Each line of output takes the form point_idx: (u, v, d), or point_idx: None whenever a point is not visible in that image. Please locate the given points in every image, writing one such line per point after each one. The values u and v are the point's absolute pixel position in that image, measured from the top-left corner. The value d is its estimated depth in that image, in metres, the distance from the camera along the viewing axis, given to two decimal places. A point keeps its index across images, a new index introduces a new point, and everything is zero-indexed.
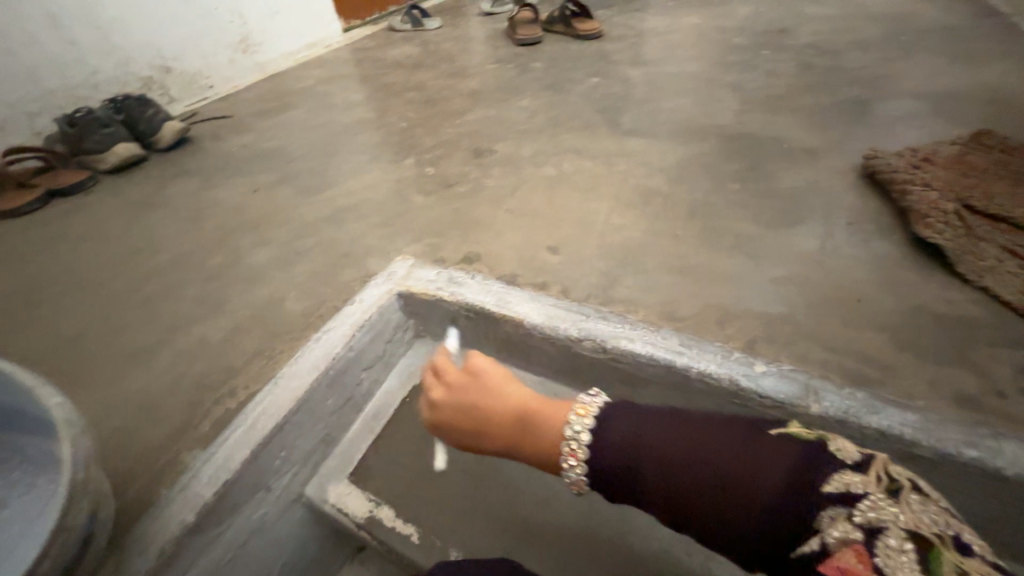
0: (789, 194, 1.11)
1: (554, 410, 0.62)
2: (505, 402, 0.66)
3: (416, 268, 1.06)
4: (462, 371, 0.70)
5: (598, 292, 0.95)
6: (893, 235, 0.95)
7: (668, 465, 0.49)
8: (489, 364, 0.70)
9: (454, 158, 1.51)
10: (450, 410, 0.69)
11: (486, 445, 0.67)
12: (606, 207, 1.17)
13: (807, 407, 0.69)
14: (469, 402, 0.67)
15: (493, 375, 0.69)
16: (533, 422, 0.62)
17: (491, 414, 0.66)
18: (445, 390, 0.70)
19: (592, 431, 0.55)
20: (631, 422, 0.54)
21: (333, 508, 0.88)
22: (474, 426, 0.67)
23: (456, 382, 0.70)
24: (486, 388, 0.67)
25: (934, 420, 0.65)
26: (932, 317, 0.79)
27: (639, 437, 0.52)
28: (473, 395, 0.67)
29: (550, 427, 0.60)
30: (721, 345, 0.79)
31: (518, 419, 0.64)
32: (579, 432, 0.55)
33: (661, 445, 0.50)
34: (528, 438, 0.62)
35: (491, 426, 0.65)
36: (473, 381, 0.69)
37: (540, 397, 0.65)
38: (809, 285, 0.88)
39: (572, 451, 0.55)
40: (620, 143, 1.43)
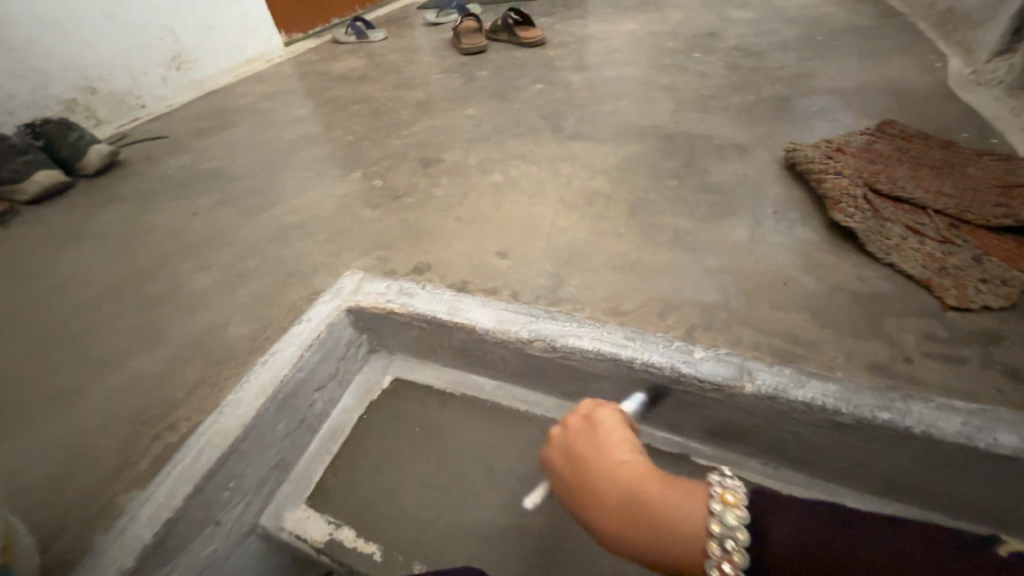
0: (720, 188, 1.18)
1: (691, 499, 0.49)
2: (623, 473, 0.55)
3: (366, 282, 1.05)
4: (574, 430, 0.63)
5: (546, 293, 0.97)
6: (813, 221, 1.03)
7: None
8: (608, 427, 0.61)
9: (401, 169, 1.51)
10: (561, 469, 0.61)
11: (594, 520, 0.55)
12: (552, 210, 1.20)
13: (742, 386, 0.73)
14: (582, 467, 0.59)
15: (612, 440, 0.60)
16: (659, 505, 0.51)
17: (604, 486, 0.56)
18: (557, 452, 0.62)
19: (754, 538, 0.42)
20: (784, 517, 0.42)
21: (291, 535, 0.87)
22: (586, 495, 0.57)
23: (570, 444, 0.62)
24: (607, 455, 0.58)
25: (852, 389, 0.70)
26: (847, 294, 0.86)
27: (810, 536, 0.39)
28: (587, 456, 0.59)
29: (683, 516, 0.49)
30: (662, 335, 0.83)
31: (639, 494, 0.53)
32: (725, 524, 0.44)
33: (835, 546, 0.38)
34: (651, 523, 0.50)
35: (606, 501, 0.54)
36: (588, 444, 0.60)
37: (668, 473, 0.54)
38: (740, 273, 0.93)
39: (721, 550, 0.43)
40: (564, 147, 1.47)
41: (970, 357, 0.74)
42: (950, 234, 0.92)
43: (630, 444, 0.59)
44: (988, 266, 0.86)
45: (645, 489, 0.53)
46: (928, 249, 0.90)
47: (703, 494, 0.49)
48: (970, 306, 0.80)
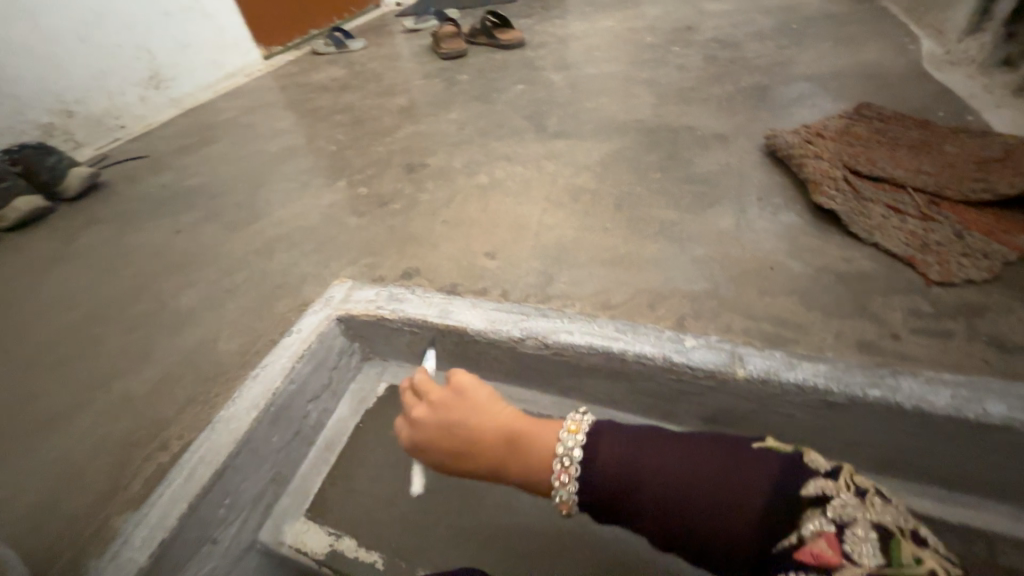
0: (704, 178, 1.19)
1: (544, 430, 0.62)
2: (487, 429, 0.64)
3: (355, 290, 1.04)
4: (440, 397, 0.68)
5: (536, 291, 0.97)
6: (796, 205, 1.04)
7: (667, 491, 0.52)
8: (474, 387, 0.68)
9: (386, 176, 1.50)
10: (433, 439, 0.66)
11: (472, 467, 0.65)
12: (538, 209, 1.20)
13: (733, 372, 0.74)
14: (454, 433, 0.65)
15: (478, 397, 0.67)
16: (525, 443, 0.61)
17: (477, 444, 0.64)
18: (427, 415, 0.68)
19: (591, 454, 0.56)
20: (618, 443, 0.56)
21: (291, 549, 0.85)
22: (460, 448, 0.65)
23: (440, 408, 0.67)
24: (475, 408, 0.66)
25: (842, 368, 0.71)
26: (832, 275, 0.86)
27: (631, 459, 0.54)
28: (457, 423, 0.65)
29: (543, 448, 0.60)
30: (653, 326, 0.83)
31: (503, 437, 0.63)
32: (571, 453, 0.57)
33: (661, 466, 0.53)
34: (516, 456, 0.62)
35: (477, 446, 0.64)
36: (457, 403, 0.67)
37: (521, 413, 0.65)
38: (727, 260, 0.94)
39: (568, 470, 0.56)
40: (548, 146, 1.48)
41: (957, 330, 0.75)
42: (930, 211, 0.94)
43: (487, 395, 0.68)
44: (969, 240, 0.87)
45: (509, 432, 0.63)
46: (910, 227, 0.91)
47: (554, 422, 0.63)
48: (953, 280, 0.81)
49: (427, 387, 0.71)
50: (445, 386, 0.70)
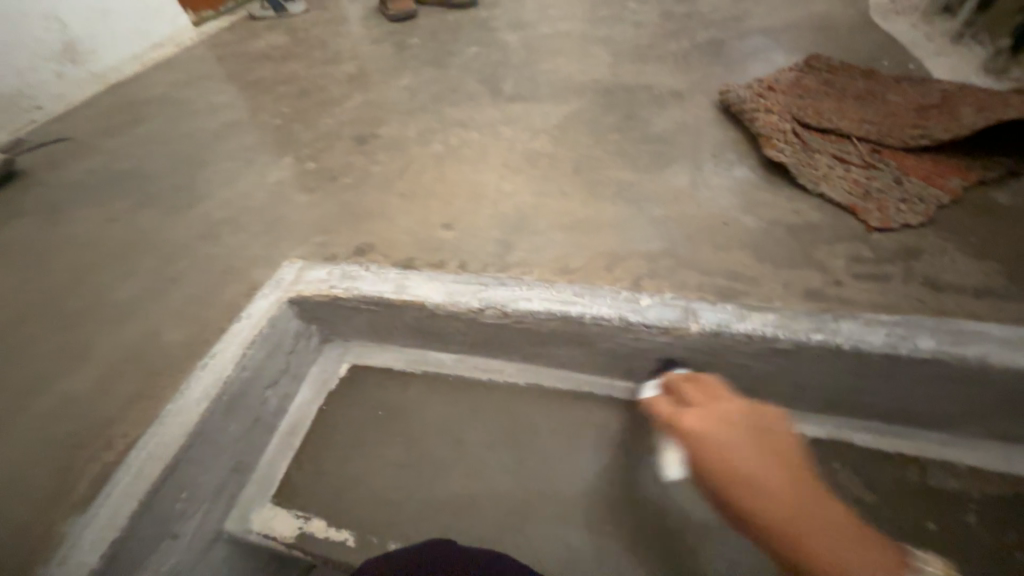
0: (661, 137, 1.18)
1: (864, 542, 0.47)
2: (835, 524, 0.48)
3: (307, 270, 1.00)
4: (708, 421, 0.59)
5: (495, 260, 0.95)
6: (748, 160, 1.05)
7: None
8: (744, 438, 0.55)
9: (336, 150, 1.42)
10: (699, 449, 0.57)
11: (761, 515, 0.50)
12: (496, 176, 1.17)
13: (688, 327, 0.75)
14: (728, 464, 0.54)
15: (740, 450, 0.55)
16: (812, 521, 0.48)
17: (797, 508, 0.49)
18: (721, 435, 0.56)
19: None
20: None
21: (260, 536, 0.85)
22: (715, 475, 0.54)
23: (710, 431, 0.57)
24: (778, 466, 0.53)
25: (789, 316, 0.73)
26: (782, 227, 0.88)
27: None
28: (741, 462, 0.53)
29: (852, 549, 0.46)
30: (611, 287, 0.83)
31: (794, 505, 0.49)
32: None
33: None
34: (789, 529, 0.48)
35: (792, 501, 0.50)
36: (733, 450, 0.55)
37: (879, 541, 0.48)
38: (682, 219, 0.94)
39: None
40: (504, 110, 1.43)
41: (894, 273, 0.78)
42: (873, 159, 0.96)
43: (796, 461, 0.54)
44: (907, 186, 0.90)
45: (800, 480, 0.52)
46: (854, 176, 0.93)
47: (899, 566, 0.45)
48: (891, 226, 0.84)
49: (680, 408, 0.63)
50: (718, 416, 0.59)
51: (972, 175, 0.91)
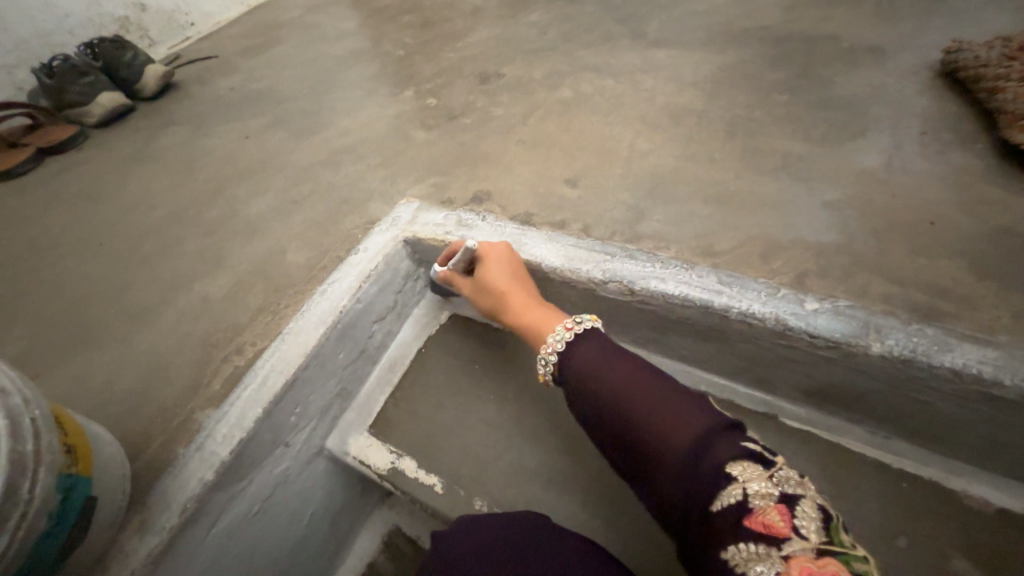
0: (844, 104, 0.96)
1: (550, 311, 0.69)
2: (527, 310, 0.70)
3: (422, 212, 0.97)
4: (487, 251, 0.78)
5: (623, 228, 0.85)
6: (974, 144, 0.81)
7: (612, 397, 0.54)
8: (500, 265, 0.76)
9: (458, 86, 1.36)
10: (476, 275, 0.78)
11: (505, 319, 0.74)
12: (631, 132, 1.04)
13: (866, 345, 0.61)
14: (489, 285, 0.76)
15: (501, 271, 0.76)
16: (530, 309, 0.70)
17: (512, 304, 0.72)
18: (493, 264, 0.77)
19: (586, 374, 0.57)
20: (598, 354, 0.59)
21: (356, 460, 0.89)
22: (488, 294, 0.76)
23: (490, 259, 0.77)
24: (513, 278, 0.75)
25: (1017, 356, 0.56)
26: (1016, 238, 0.68)
27: (602, 364, 0.57)
28: (486, 279, 0.76)
29: (545, 316, 0.68)
30: (765, 281, 0.70)
31: (523, 303, 0.71)
32: (560, 339, 0.62)
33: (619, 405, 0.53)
34: (517, 317, 0.71)
35: (518, 302, 0.72)
36: (499, 270, 0.76)
37: (550, 314, 0.68)
38: (870, 210, 0.76)
39: (548, 344, 0.63)
40: (646, 57, 1.25)
41: None
42: None
43: (531, 281, 0.77)
44: None
45: (531, 289, 0.75)
46: None
47: (560, 318, 0.67)
48: None
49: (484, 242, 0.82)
50: (499, 251, 0.78)
51: None
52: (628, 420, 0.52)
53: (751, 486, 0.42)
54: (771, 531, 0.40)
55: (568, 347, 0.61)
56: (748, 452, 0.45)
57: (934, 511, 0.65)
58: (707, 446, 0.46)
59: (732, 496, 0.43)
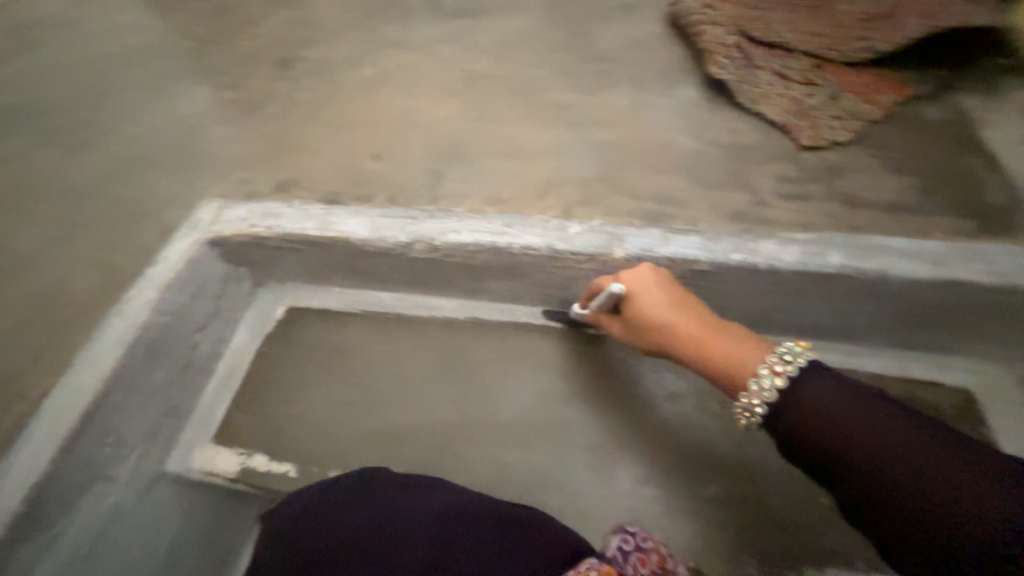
0: (607, 56, 1.09)
1: (745, 341, 0.59)
2: (703, 341, 0.61)
3: (226, 210, 0.94)
4: (634, 284, 0.68)
5: (425, 191, 0.90)
6: (692, 79, 1.00)
7: (856, 443, 0.45)
8: (659, 297, 0.66)
9: (257, 76, 1.27)
10: (630, 311, 0.68)
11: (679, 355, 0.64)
12: (429, 101, 1.07)
13: (612, 252, 0.75)
14: (653, 323, 0.66)
15: (663, 304, 0.65)
16: (718, 343, 0.60)
17: (683, 337, 0.63)
18: (652, 299, 0.66)
19: (811, 411, 0.49)
20: (838, 394, 0.49)
21: (203, 473, 0.86)
22: (653, 333, 0.66)
23: (641, 295, 0.67)
24: (679, 307, 0.65)
25: (711, 238, 0.74)
26: (718, 148, 0.85)
27: (841, 405, 0.48)
28: (647, 314, 0.66)
29: (742, 350, 0.58)
30: (541, 217, 0.82)
31: (703, 338, 0.61)
32: (767, 382, 0.52)
33: (876, 450, 0.44)
34: (693, 349, 0.62)
35: (696, 336, 0.62)
36: (660, 304, 0.65)
37: (744, 340, 0.59)
38: (626, 142, 0.90)
39: (754, 392, 0.53)
40: (443, 28, 1.27)
41: (817, 191, 0.77)
42: (814, 76, 0.91)
43: (697, 302, 0.66)
44: (842, 102, 0.86)
45: (706, 314, 0.64)
46: (792, 93, 0.89)
47: (761, 347, 0.57)
48: (819, 144, 0.82)
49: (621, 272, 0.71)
50: (645, 280, 0.68)
51: (907, 90, 0.86)
52: (883, 470, 0.43)
53: None
54: None
55: (784, 392, 0.51)
56: None
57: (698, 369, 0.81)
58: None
59: None
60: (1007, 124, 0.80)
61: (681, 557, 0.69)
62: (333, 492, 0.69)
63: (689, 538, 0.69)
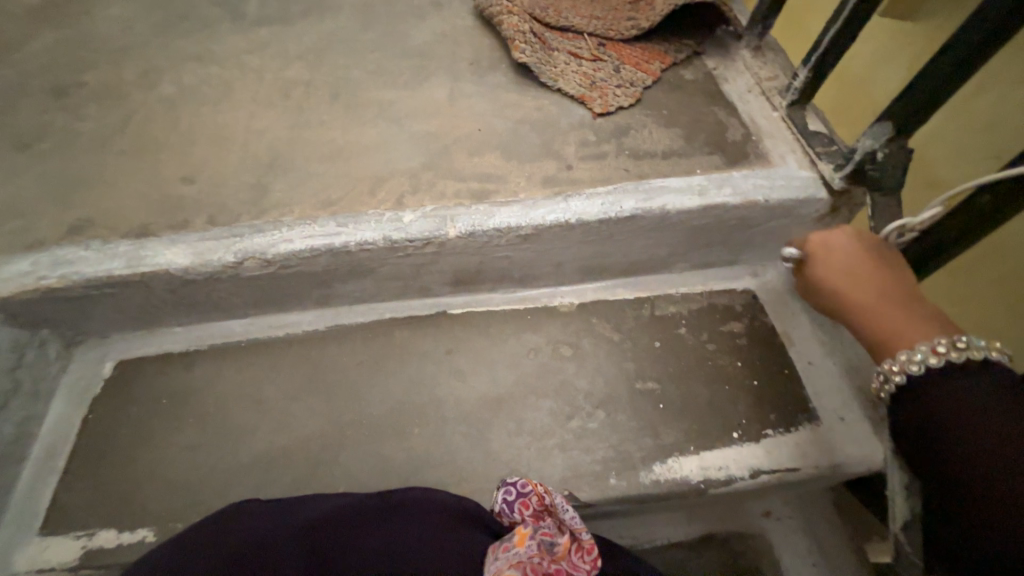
0: (422, 50, 1.12)
1: (929, 323, 0.56)
2: (875, 309, 0.60)
3: (1, 266, 0.79)
4: (828, 244, 0.68)
5: (248, 207, 0.85)
6: (502, 65, 1.07)
7: (953, 422, 0.46)
8: (854, 260, 0.65)
9: (22, 109, 1.02)
10: (811, 267, 0.68)
11: (845, 317, 0.63)
12: (241, 113, 1.00)
13: (446, 233, 0.80)
14: (830, 280, 0.65)
15: (851, 267, 0.65)
16: (893, 314, 0.58)
17: (853, 301, 0.62)
18: (835, 259, 0.66)
19: (937, 390, 0.49)
20: (982, 385, 0.47)
21: (32, 573, 0.73)
22: (826, 289, 0.66)
23: (832, 254, 0.67)
24: (867, 271, 0.64)
25: (531, 205, 0.82)
26: (527, 125, 0.94)
27: (973, 395, 0.47)
28: (827, 270, 0.66)
29: (915, 325, 0.56)
30: (374, 212, 0.83)
31: (880, 307, 0.60)
32: (916, 358, 0.51)
33: (971, 430, 0.45)
34: (860, 313, 0.61)
35: (869, 302, 0.61)
36: (843, 263, 0.65)
37: (925, 325, 0.56)
38: (445, 131, 0.95)
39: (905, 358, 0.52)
40: (249, 36, 1.15)
41: (609, 151, 0.89)
42: (599, 53, 1.04)
43: (898, 280, 0.62)
44: (624, 73, 1.00)
45: (897, 288, 0.61)
46: (584, 69, 1.01)
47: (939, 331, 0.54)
48: (610, 111, 0.95)
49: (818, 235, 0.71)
50: (840, 244, 0.67)
51: (669, 58, 1.03)
52: (962, 448, 0.45)
53: None
54: None
55: (932, 372, 0.50)
56: None
57: (550, 324, 0.90)
58: None
59: None
60: (738, 78, 1.01)
61: (556, 492, 0.73)
62: (223, 518, 0.61)
63: (561, 471, 0.77)
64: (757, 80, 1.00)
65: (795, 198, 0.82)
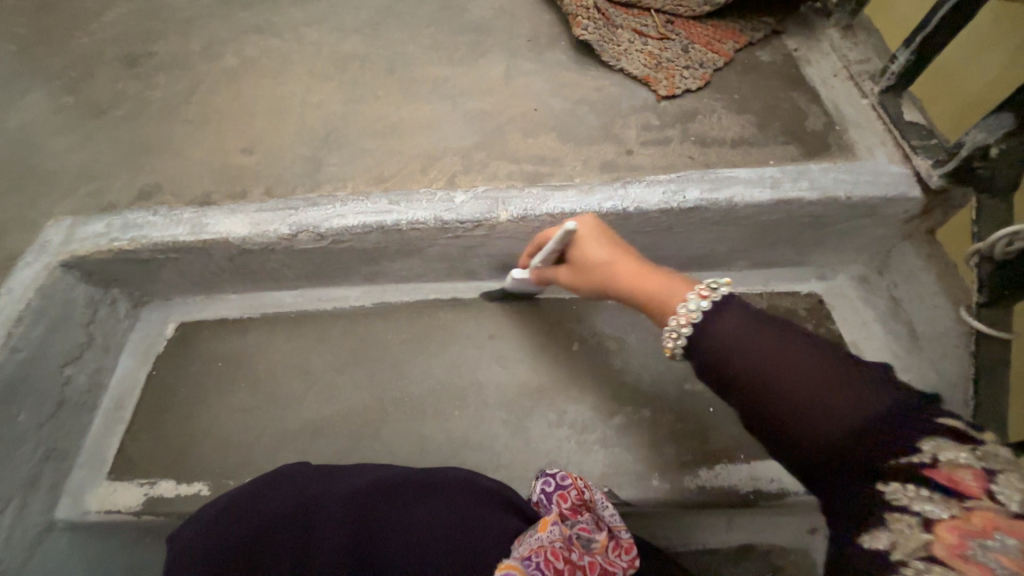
0: (479, 24, 1.08)
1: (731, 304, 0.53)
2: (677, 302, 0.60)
3: (78, 227, 0.83)
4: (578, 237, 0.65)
5: (304, 180, 0.86)
6: (561, 42, 1.02)
7: (754, 373, 0.44)
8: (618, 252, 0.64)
9: (98, 77, 1.07)
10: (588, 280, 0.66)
11: None
12: (298, 86, 1.00)
13: (497, 216, 0.78)
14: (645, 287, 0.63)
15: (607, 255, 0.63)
16: None
17: None
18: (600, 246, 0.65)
19: (705, 331, 0.47)
20: (738, 320, 0.46)
21: (102, 513, 0.80)
22: None
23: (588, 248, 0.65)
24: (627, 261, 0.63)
25: (587, 191, 0.78)
26: (586, 106, 0.90)
27: (750, 335, 0.45)
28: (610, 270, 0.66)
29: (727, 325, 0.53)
30: (426, 190, 0.82)
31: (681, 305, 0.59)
32: (696, 308, 0.48)
33: (761, 385, 0.43)
34: None
35: None
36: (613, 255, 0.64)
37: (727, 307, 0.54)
38: (500, 110, 0.92)
39: None
40: (308, 9, 1.15)
41: (674, 136, 0.84)
42: (666, 30, 0.97)
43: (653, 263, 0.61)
44: (693, 53, 0.93)
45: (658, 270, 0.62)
46: (649, 47, 0.94)
47: (688, 283, 0.53)
48: (676, 93, 0.89)
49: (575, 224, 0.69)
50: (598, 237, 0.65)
51: (744, 37, 0.95)
52: (762, 398, 0.43)
53: (945, 455, 0.36)
54: (959, 487, 0.36)
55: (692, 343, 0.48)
56: (952, 435, 0.37)
57: (597, 315, 0.87)
58: (888, 420, 0.39)
59: (920, 461, 0.37)
60: (822, 61, 0.93)
61: (596, 487, 0.71)
62: (268, 487, 0.62)
63: (601, 467, 0.76)
64: (845, 63, 0.91)
65: (882, 196, 0.74)
